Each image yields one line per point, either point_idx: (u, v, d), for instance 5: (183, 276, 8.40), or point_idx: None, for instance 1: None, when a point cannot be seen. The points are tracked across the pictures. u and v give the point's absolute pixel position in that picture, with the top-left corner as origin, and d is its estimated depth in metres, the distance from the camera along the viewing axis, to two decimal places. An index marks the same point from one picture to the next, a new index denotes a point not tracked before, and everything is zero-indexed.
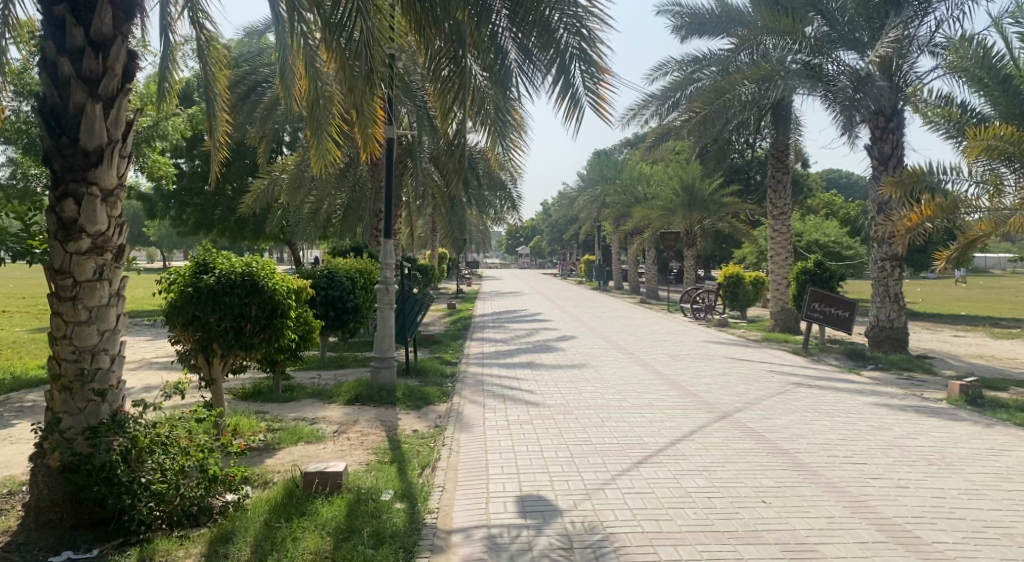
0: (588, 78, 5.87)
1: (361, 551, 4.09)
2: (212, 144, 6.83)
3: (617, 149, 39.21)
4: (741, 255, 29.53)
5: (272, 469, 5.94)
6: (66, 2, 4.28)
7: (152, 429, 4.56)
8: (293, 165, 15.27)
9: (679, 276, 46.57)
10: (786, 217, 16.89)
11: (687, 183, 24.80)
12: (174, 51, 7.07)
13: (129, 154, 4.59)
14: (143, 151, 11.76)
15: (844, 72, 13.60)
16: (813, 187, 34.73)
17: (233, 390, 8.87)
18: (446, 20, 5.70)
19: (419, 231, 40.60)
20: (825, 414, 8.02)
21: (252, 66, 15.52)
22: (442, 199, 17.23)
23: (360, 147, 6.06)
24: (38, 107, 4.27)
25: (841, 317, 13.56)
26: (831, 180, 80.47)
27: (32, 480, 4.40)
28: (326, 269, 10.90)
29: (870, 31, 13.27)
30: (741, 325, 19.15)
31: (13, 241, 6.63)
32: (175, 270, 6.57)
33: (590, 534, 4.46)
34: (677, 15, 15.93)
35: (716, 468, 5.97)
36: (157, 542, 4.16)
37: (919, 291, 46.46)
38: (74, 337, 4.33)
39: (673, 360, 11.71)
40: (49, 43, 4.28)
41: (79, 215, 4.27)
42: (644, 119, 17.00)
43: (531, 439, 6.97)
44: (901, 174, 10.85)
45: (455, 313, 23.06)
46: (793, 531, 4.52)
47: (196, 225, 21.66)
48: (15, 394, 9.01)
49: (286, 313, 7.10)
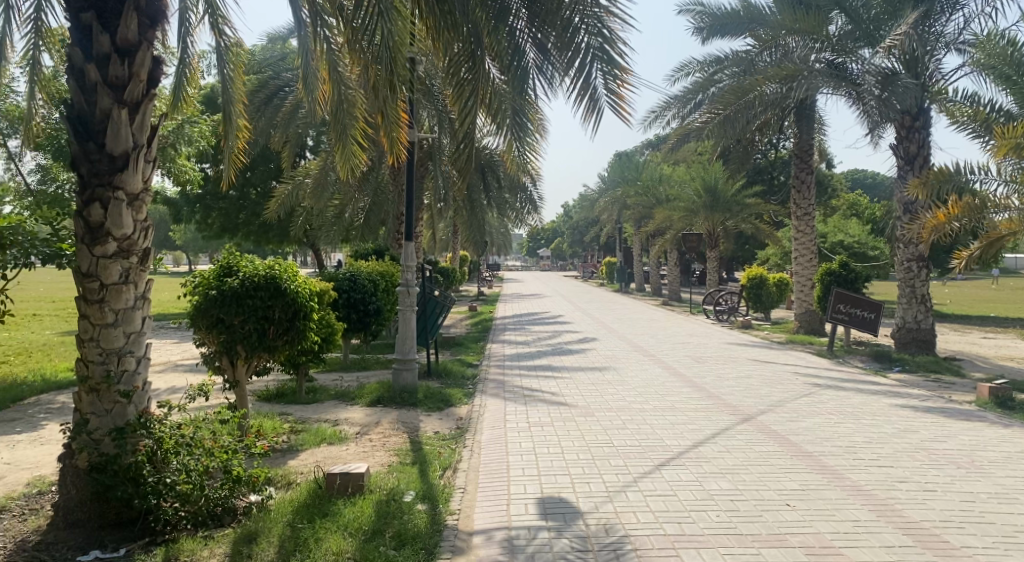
0: (609, 78, 5.85)
1: (382, 551, 4.13)
2: (229, 149, 6.87)
3: (638, 151, 39.11)
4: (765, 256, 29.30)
5: (294, 471, 5.98)
6: (92, 10, 4.37)
7: (177, 429, 4.60)
8: (315, 169, 15.33)
9: (701, 278, 46.21)
10: (810, 217, 16.66)
11: (709, 184, 24.63)
12: (197, 58, 7.15)
13: (154, 159, 4.66)
14: (170, 156, 11.92)
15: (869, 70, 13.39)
16: (838, 188, 34.26)
17: (258, 393, 8.91)
18: (465, 23, 5.74)
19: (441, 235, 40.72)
20: (851, 416, 7.92)
21: (275, 71, 15.64)
22: (463, 202, 17.22)
23: (384, 149, 6.19)
24: (66, 114, 4.33)
25: (867, 319, 13.35)
26: (854, 180, 79.38)
27: (61, 481, 4.49)
28: (348, 272, 10.84)
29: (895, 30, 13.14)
30: (766, 328, 18.89)
31: (44, 245, 6.79)
32: (199, 274, 6.59)
33: (609, 536, 4.45)
34: (698, 16, 15.88)
35: (739, 472, 5.91)
36: (182, 541, 4.23)
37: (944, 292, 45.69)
38: (100, 340, 4.41)
39: (695, 362, 11.62)
40: (77, 49, 4.34)
41: (106, 220, 4.33)
42: (666, 121, 16.99)
43: (551, 441, 6.95)
44: (927, 173, 10.69)
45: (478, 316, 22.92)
46: (818, 535, 4.46)
47: (221, 228, 21.82)
48: (44, 396, 9.12)
49: (309, 316, 7.20)
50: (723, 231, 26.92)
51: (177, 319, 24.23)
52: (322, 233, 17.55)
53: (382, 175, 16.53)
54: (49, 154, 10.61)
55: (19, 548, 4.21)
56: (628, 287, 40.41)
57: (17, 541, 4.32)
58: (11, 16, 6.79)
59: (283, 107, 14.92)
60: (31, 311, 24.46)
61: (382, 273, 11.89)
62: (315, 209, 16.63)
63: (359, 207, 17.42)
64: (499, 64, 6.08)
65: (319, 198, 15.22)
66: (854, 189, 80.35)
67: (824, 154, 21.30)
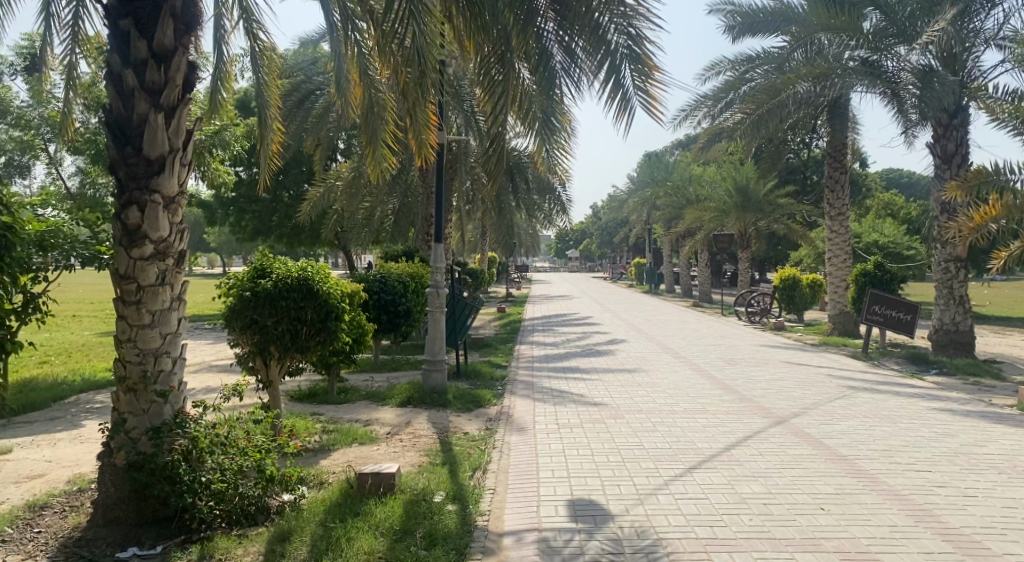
0: (638, 77, 5.82)
1: (413, 551, 4.15)
2: (265, 153, 6.96)
3: (668, 151, 38.91)
4: (800, 255, 29.00)
5: (326, 470, 6.05)
6: (130, 17, 4.46)
7: (212, 429, 4.67)
8: (347, 171, 15.45)
9: (733, 279, 45.76)
10: (845, 217, 16.41)
11: (740, 184, 24.41)
12: (231, 62, 7.24)
13: (189, 162, 4.73)
14: (205, 159, 12.12)
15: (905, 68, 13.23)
16: (872, 187, 33.71)
17: (290, 393, 9.03)
18: (495, 25, 5.76)
19: (469, 237, 40.90)
20: (887, 419, 7.79)
21: (307, 75, 15.85)
22: (492, 203, 17.25)
23: (415, 151, 6.25)
24: (105, 119, 4.42)
25: (903, 320, 13.12)
26: (891, 180, 77.64)
27: (100, 478, 4.58)
28: (379, 274, 10.93)
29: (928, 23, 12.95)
30: (799, 329, 18.65)
31: (82, 248, 7.19)
32: (235, 275, 6.70)
33: (642, 539, 4.42)
34: (729, 14, 15.73)
35: (772, 475, 5.84)
36: (217, 540, 4.28)
37: (988, 293, 44.54)
38: (137, 340, 4.49)
39: (726, 364, 11.52)
40: (115, 55, 4.44)
41: (143, 223, 4.40)
42: (696, 121, 16.83)
43: (581, 444, 6.93)
44: (966, 173, 10.48)
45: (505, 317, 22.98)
46: (853, 539, 4.40)
47: (254, 231, 22.12)
48: (83, 395, 9.32)
49: (341, 316, 7.27)
50: (755, 232, 26.60)
51: (212, 320, 24.65)
52: (353, 236, 17.72)
53: (411, 177, 16.64)
54: (89, 158, 10.86)
55: (60, 544, 4.31)
56: (657, 287, 40.17)
57: (58, 537, 4.43)
58: (51, 23, 6.94)
59: (314, 110, 15.08)
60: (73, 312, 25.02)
61: (412, 274, 11.94)
62: (346, 212, 16.75)
63: (389, 209, 17.54)
64: (528, 65, 6.09)
65: (350, 200, 15.36)
66: (888, 189, 78.80)
67: (857, 153, 20.95)
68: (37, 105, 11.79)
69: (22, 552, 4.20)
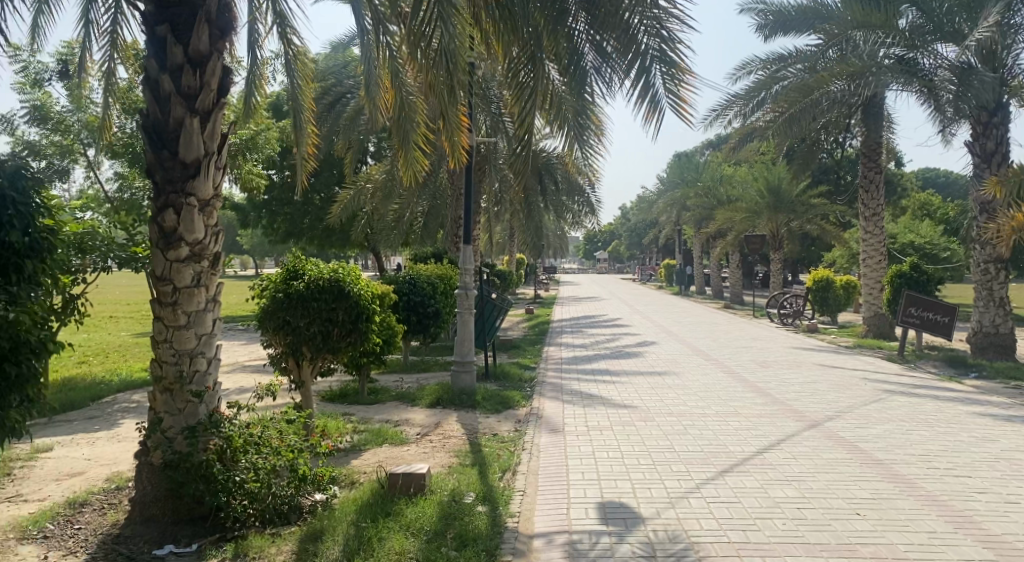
0: (669, 79, 5.78)
1: (444, 552, 4.17)
2: (300, 155, 7.05)
3: (697, 152, 38.62)
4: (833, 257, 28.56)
5: (357, 470, 6.10)
6: (167, 23, 4.55)
7: (246, 429, 4.73)
8: (377, 174, 15.57)
9: (765, 280, 45.19)
10: (880, 218, 16.16)
11: (772, 184, 24.12)
12: (264, 66, 7.32)
13: (224, 166, 4.80)
14: (239, 163, 12.29)
15: (943, 66, 13.04)
16: (907, 187, 33.12)
17: (322, 393, 9.12)
18: (525, 26, 5.77)
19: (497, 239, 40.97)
20: (924, 423, 7.66)
21: (337, 79, 16.01)
22: (521, 205, 17.26)
23: (446, 153, 6.30)
24: (142, 123, 4.51)
25: (940, 323, 12.88)
26: (928, 180, 76.18)
27: (137, 477, 4.66)
28: (409, 276, 10.99)
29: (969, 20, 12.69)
30: (832, 332, 18.38)
31: (119, 250, 7.31)
32: (268, 277, 6.82)
33: (674, 543, 4.39)
34: (761, 14, 15.59)
35: (805, 479, 5.76)
36: (250, 539, 4.33)
37: None
38: (173, 341, 4.57)
39: (759, 367, 11.37)
40: (152, 60, 4.52)
41: (178, 225, 4.48)
42: (727, 121, 16.65)
43: (610, 446, 6.90)
44: (1007, 172, 10.25)
45: (534, 319, 22.97)
46: (891, 545, 4.33)
47: (286, 233, 22.39)
48: (120, 395, 9.49)
49: (371, 318, 7.32)
50: (787, 233, 26.26)
51: (245, 320, 24.99)
52: (383, 238, 17.86)
53: (440, 179, 16.72)
54: (127, 162, 11.08)
55: (100, 540, 4.40)
56: (686, 290, 39.86)
57: (97, 534, 4.52)
58: (91, 30, 7.09)
59: (345, 113, 15.24)
60: (110, 313, 25.54)
61: (441, 276, 11.99)
62: (377, 214, 16.88)
63: (419, 211, 17.64)
64: (559, 67, 6.12)
65: (382, 202, 15.47)
66: (925, 189, 77.15)
67: (892, 152, 20.62)
68: (76, 110, 12.07)
69: (63, 548, 4.29)
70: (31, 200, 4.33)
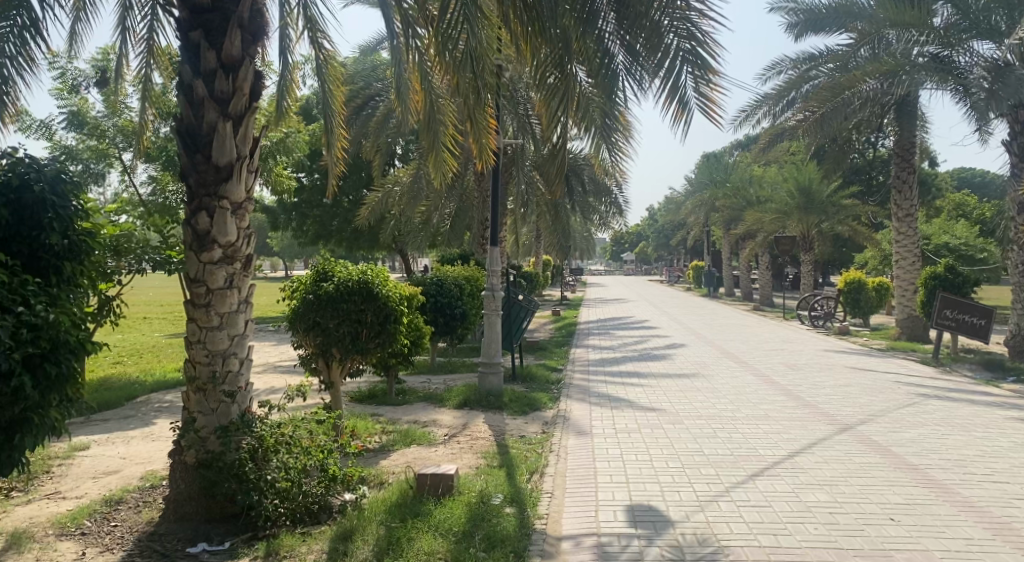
0: (700, 81, 5.77)
1: (473, 553, 4.18)
2: (331, 158, 7.13)
3: (725, 152, 38.31)
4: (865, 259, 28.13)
5: (386, 470, 6.14)
6: (200, 28, 4.62)
7: (277, 429, 4.78)
8: (405, 177, 15.68)
9: (795, 281, 44.60)
10: (913, 219, 15.89)
11: (802, 185, 23.81)
12: (295, 70, 7.41)
13: (255, 169, 4.87)
14: (269, 166, 12.44)
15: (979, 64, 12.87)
16: (942, 188, 32.48)
17: (351, 394, 9.22)
18: (553, 28, 5.74)
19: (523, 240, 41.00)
20: (960, 428, 7.51)
21: (366, 82, 16.15)
22: (547, 207, 17.26)
23: (475, 155, 6.33)
24: (176, 127, 4.58)
25: (977, 326, 12.62)
26: (963, 180, 74.59)
27: (171, 475, 4.74)
28: (436, 277, 11.05)
29: (1008, 17, 12.50)
30: (864, 334, 18.10)
31: (154, 252, 7.39)
32: (297, 279, 6.93)
33: (703, 547, 4.36)
34: (790, 13, 15.47)
35: (838, 484, 5.69)
36: (282, 538, 4.39)
37: None
38: (206, 342, 4.65)
39: (790, 370, 11.22)
40: (186, 65, 4.59)
41: (211, 227, 4.55)
42: (755, 121, 16.59)
43: (638, 448, 6.88)
44: None
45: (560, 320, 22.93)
46: (926, 552, 4.26)
47: (315, 235, 22.64)
48: (154, 395, 9.66)
49: (400, 319, 7.37)
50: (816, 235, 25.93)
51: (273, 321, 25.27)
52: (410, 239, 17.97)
53: (467, 180, 16.78)
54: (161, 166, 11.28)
55: (135, 537, 4.48)
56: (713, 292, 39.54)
57: (132, 531, 4.60)
58: (127, 37, 7.23)
59: (374, 117, 15.37)
60: (143, 313, 25.99)
61: (467, 277, 12.03)
62: (404, 216, 16.98)
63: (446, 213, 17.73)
64: (588, 68, 6.08)
65: (409, 204, 15.57)
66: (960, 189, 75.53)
67: (925, 151, 20.25)
68: (111, 115, 12.34)
69: (101, 545, 4.38)
70: (70, 202, 4.44)
